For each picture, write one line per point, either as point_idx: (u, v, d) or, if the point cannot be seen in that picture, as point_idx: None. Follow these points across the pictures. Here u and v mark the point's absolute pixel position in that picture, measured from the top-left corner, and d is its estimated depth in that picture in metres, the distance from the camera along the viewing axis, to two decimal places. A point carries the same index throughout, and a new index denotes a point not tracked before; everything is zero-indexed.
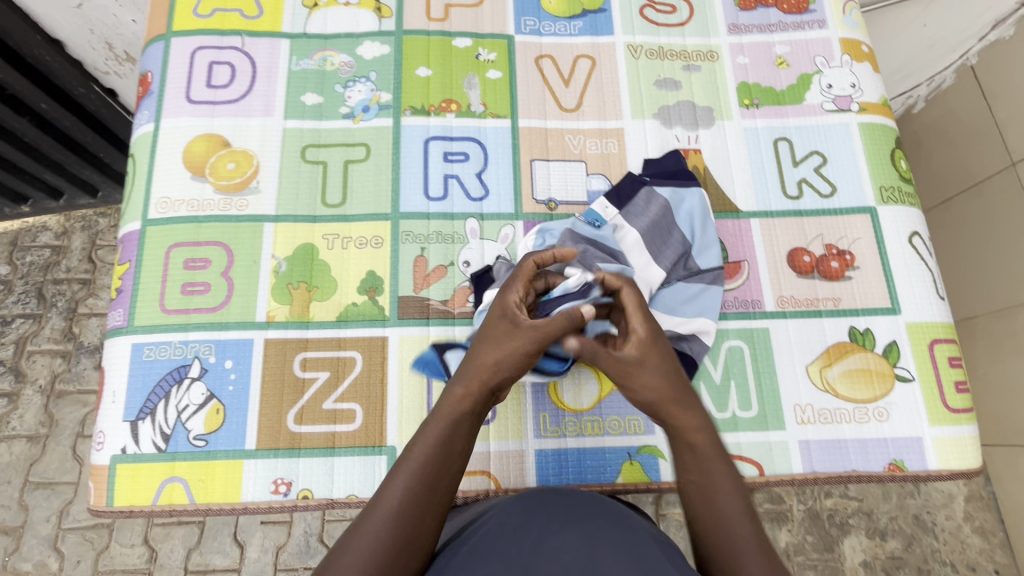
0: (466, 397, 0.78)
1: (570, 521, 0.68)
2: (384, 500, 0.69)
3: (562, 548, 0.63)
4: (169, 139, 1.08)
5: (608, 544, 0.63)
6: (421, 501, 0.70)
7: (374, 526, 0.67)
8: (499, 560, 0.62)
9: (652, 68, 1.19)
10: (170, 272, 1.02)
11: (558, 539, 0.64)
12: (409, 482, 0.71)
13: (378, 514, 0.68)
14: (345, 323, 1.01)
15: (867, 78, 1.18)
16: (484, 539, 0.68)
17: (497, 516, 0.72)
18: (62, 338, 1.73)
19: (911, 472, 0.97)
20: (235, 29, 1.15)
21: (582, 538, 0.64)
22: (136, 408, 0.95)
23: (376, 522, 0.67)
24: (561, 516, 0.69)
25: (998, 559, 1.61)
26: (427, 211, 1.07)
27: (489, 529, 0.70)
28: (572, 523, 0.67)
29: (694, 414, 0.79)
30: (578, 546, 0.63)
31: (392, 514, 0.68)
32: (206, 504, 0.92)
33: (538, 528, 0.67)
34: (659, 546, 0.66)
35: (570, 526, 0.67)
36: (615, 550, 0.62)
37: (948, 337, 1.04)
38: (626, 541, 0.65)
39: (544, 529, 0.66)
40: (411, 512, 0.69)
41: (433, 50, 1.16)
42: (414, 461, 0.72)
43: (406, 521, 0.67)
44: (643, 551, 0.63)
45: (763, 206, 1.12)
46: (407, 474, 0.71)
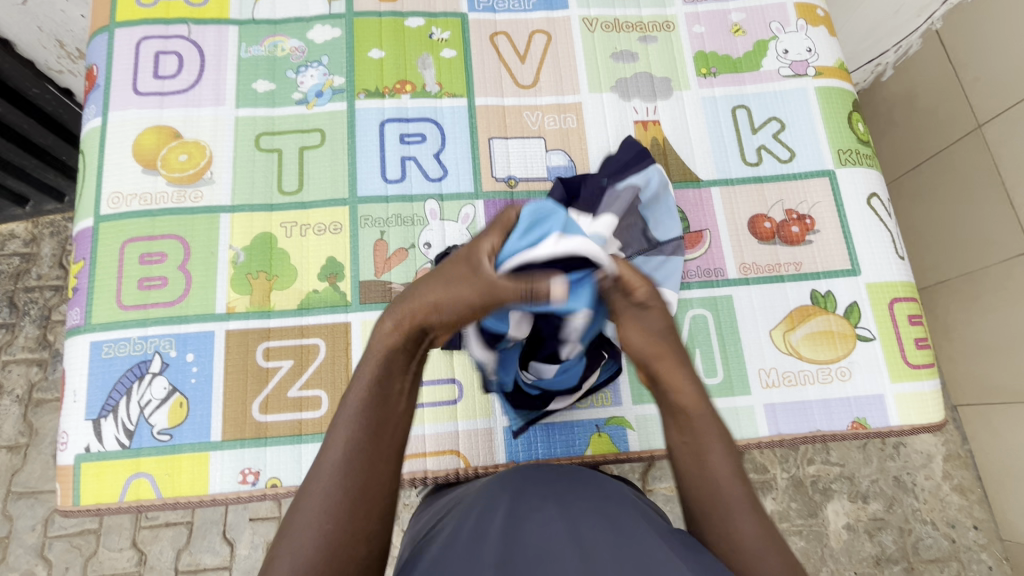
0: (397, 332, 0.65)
1: (550, 494, 0.66)
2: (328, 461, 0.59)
3: (542, 524, 0.61)
4: (118, 133, 1.06)
5: (587, 517, 0.62)
6: (374, 450, 0.61)
7: (321, 491, 0.58)
8: (476, 542, 0.60)
9: (608, 41, 1.18)
10: (126, 268, 1.00)
11: (538, 515, 0.62)
12: (350, 433, 0.61)
13: (323, 477, 0.59)
14: (307, 311, 1.00)
15: (824, 42, 1.18)
16: (464, 517, 0.66)
17: (479, 495, 0.71)
18: (36, 346, 1.71)
19: (874, 429, 0.99)
20: (180, 17, 1.12)
21: (563, 512, 0.62)
22: (98, 406, 0.94)
23: (323, 487, 0.58)
24: (540, 491, 0.67)
25: (976, 514, 1.65)
26: (386, 194, 1.06)
27: (469, 509, 0.68)
28: (550, 496, 0.66)
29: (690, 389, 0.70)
30: (557, 520, 0.61)
31: (339, 477, 0.58)
32: (175, 498, 0.92)
33: (516, 505, 0.65)
34: (635, 512, 0.65)
35: (547, 501, 0.65)
36: (596, 524, 0.61)
37: (908, 295, 1.05)
38: (607, 512, 0.63)
39: (521, 505, 0.64)
40: (359, 466, 0.59)
41: (386, 31, 1.15)
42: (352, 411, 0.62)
43: (354, 478, 0.59)
44: (625, 521, 0.62)
45: (723, 174, 1.12)
46: (345, 430, 0.61)
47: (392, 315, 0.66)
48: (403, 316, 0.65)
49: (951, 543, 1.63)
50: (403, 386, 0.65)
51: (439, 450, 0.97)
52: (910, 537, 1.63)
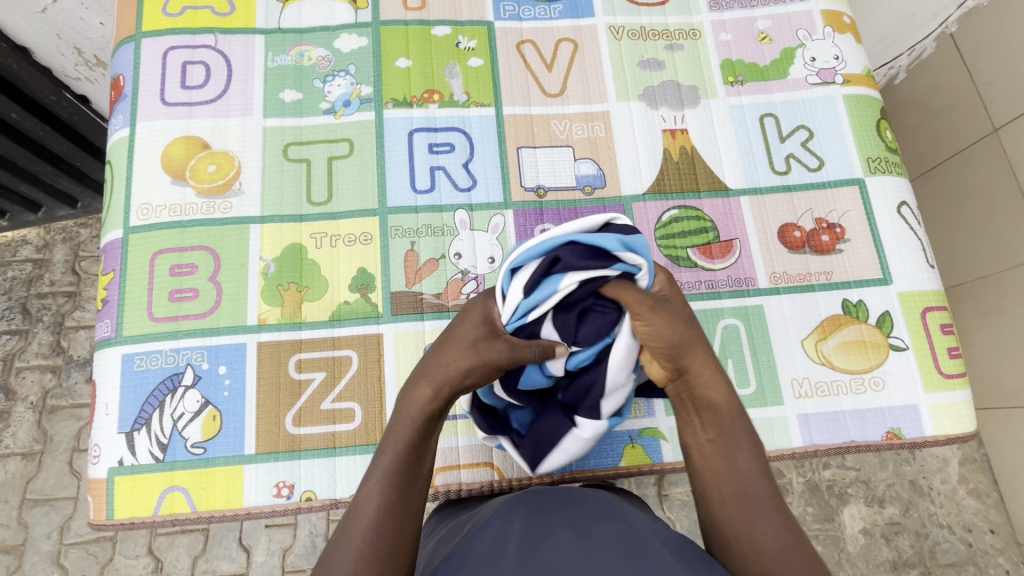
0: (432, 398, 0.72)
1: (561, 518, 0.66)
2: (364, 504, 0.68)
3: (554, 549, 0.60)
4: (147, 144, 1.06)
5: (600, 541, 0.61)
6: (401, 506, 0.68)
7: (359, 533, 0.65)
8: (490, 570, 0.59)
9: (635, 49, 1.18)
10: (156, 280, 1.00)
11: (550, 542, 0.61)
12: (380, 479, 0.69)
13: (357, 521, 0.66)
14: (339, 322, 0.99)
15: (850, 50, 1.18)
16: (476, 547, 0.65)
17: (491, 522, 0.70)
18: (51, 353, 1.70)
19: (908, 439, 0.99)
20: (207, 27, 1.12)
21: (574, 536, 0.62)
22: (131, 419, 0.94)
23: (359, 531, 0.65)
24: (552, 516, 0.66)
25: (993, 518, 1.65)
26: (415, 204, 1.06)
27: (482, 539, 0.67)
28: (563, 522, 0.65)
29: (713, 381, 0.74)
30: (571, 546, 0.60)
31: (373, 522, 0.66)
32: (209, 511, 0.91)
33: (528, 533, 0.64)
34: (651, 535, 0.65)
35: (558, 525, 0.64)
36: (610, 548, 0.60)
37: (940, 304, 1.05)
38: (621, 536, 0.63)
39: (533, 533, 0.63)
40: (391, 509, 0.67)
41: (413, 40, 1.14)
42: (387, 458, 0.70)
43: (388, 522, 0.67)
44: (639, 546, 0.61)
45: (752, 183, 1.11)
46: (376, 487, 0.68)
47: (418, 378, 0.73)
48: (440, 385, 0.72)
49: (968, 547, 1.63)
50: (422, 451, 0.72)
51: (473, 462, 0.96)
52: (927, 541, 1.63)
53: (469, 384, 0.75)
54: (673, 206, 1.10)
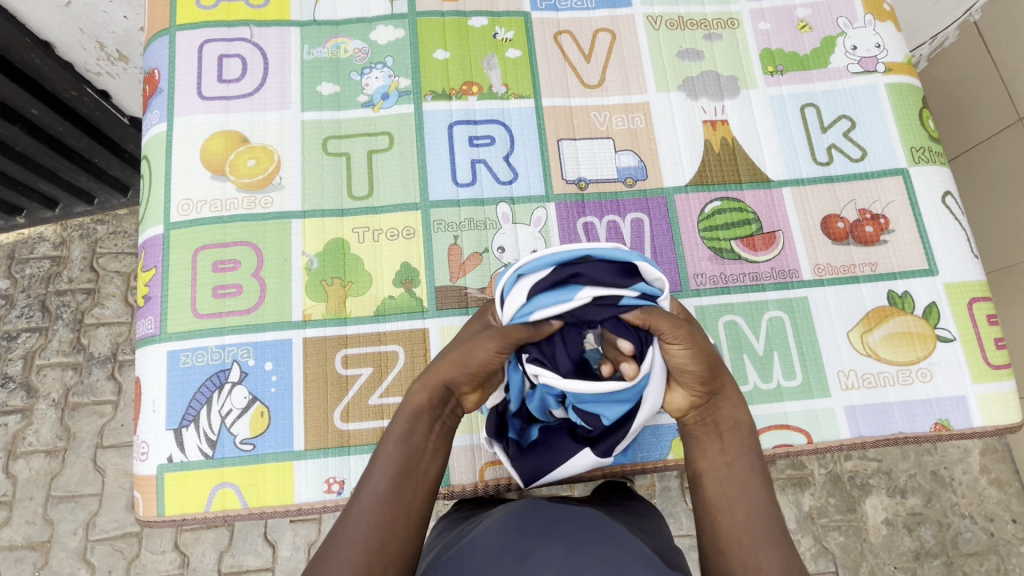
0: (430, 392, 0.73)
1: (555, 533, 0.68)
2: (363, 496, 0.69)
3: (543, 562, 0.63)
4: (185, 139, 1.05)
5: (590, 557, 0.63)
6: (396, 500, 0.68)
7: (354, 535, 0.65)
8: None
9: (673, 39, 1.17)
10: (199, 276, 0.99)
11: (541, 554, 0.64)
12: (381, 483, 0.69)
13: (355, 525, 0.66)
14: (384, 317, 0.99)
15: (892, 38, 1.16)
16: (471, 555, 0.68)
17: (491, 530, 0.73)
18: (71, 350, 1.70)
19: (956, 431, 0.98)
20: (242, 19, 1.11)
21: (565, 550, 0.64)
22: (178, 415, 0.93)
23: (356, 533, 0.65)
24: (547, 530, 0.69)
25: (1015, 508, 1.65)
26: (457, 197, 1.05)
27: (480, 545, 0.70)
28: (556, 536, 0.67)
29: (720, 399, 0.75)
30: (559, 558, 0.63)
31: (369, 525, 0.66)
32: (261, 507, 0.91)
33: (522, 545, 0.67)
34: (643, 561, 0.66)
35: (552, 539, 0.67)
36: (597, 563, 0.62)
37: (985, 295, 1.04)
38: (611, 555, 0.64)
39: (527, 544, 0.66)
40: (387, 513, 0.67)
41: (449, 31, 1.13)
42: (387, 461, 0.70)
43: (384, 525, 0.67)
44: (628, 566, 0.63)
45: (794, 174, 1.10)
46: (375, 480, 0.69)
47: (420, 377, 0.73)
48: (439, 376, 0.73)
49: (989, 536, 1.63)
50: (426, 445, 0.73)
51: None
52: (950, 531, 1.63)
53: (471, 392, 0.75)
54: (715, 198, 1.09)
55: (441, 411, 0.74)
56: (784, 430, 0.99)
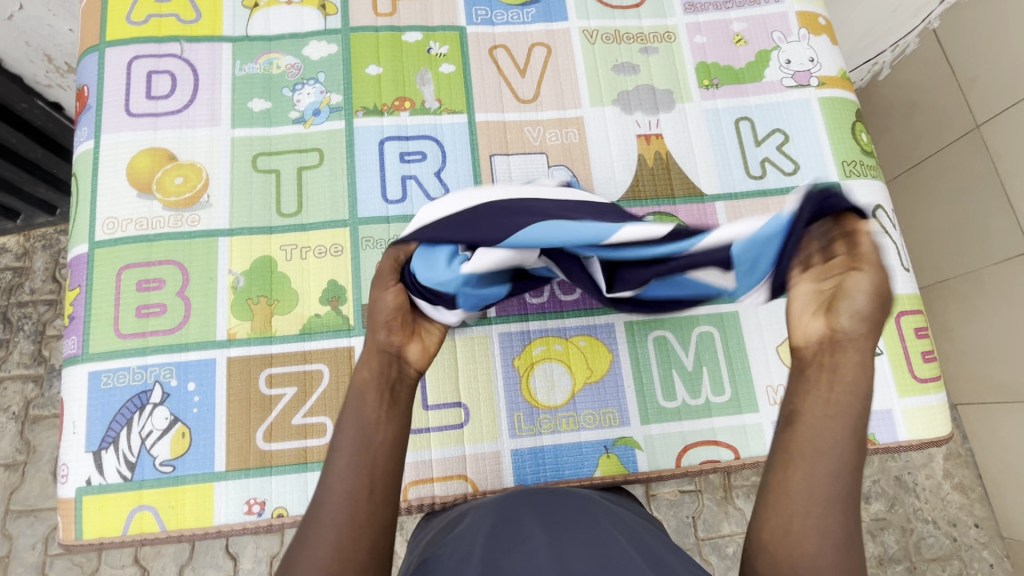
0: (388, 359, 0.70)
1: (538, 520, 0.66)
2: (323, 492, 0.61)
3: (530, 552, 0.59)
4: (112, 156, 1.04)
5: (575, 545, 0.61)
6: (359, 484, 0.61)
7: (320, 525, 0.59)
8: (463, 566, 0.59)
9: (609, 52, 1.17)
10: (122, 295, 0.98)
11: (528, 544, 0.61)
12: (339, 461, 0.63)
13: (324, 511, 0.60)
14: (309, 336, 0.99)
15: (825, 52, 1.17)
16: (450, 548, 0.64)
17: (472, 524, 0.69)
18: (32, 362, 1.65)
19: (882, 444, 0.99)
20: (173, 35, 1.10)
21: (552, 540, 0.61)
22: (98, 437, 0.92)
23: (323, 523, 0.59)
24: (532, 520, 0.66)
25: (977, 513, 1.65)
26: (386, 214, 1.04)
27: (462, 537, 0.66)
28: (541, 525, 0.65)
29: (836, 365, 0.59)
30: (545, 549, 0.60)
31: (335, 510, 0.60)
32: (179, 530, 0.90)
33: (507, 536, 0.63)
34: (630, 541, 0.64)
35: (536, 529, 0.64)
36: (584, 550, 0.60)
37: (914, 308, 1.05)
38: (600, 538, 0.62)
39: (510, 537, 0.63)
40: (352, 488, 0.61)
41: (383, 46, 1.12)
42: (344, 440, 0.64)
43: (350, 502, 0.60)
44: (616, 546, 0.61)
45: (727, 188, 1.11)
46: (333, 478, 0.62)
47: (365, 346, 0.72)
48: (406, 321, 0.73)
49: (952, 541, 1.63)
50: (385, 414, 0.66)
51: (446, 475, 0.95)
52: (912, 536, 1.63)
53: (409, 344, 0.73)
54: (648, 212, 1.09)
55: (397, 378, 0.70)
56: (713, 445, 0.99)
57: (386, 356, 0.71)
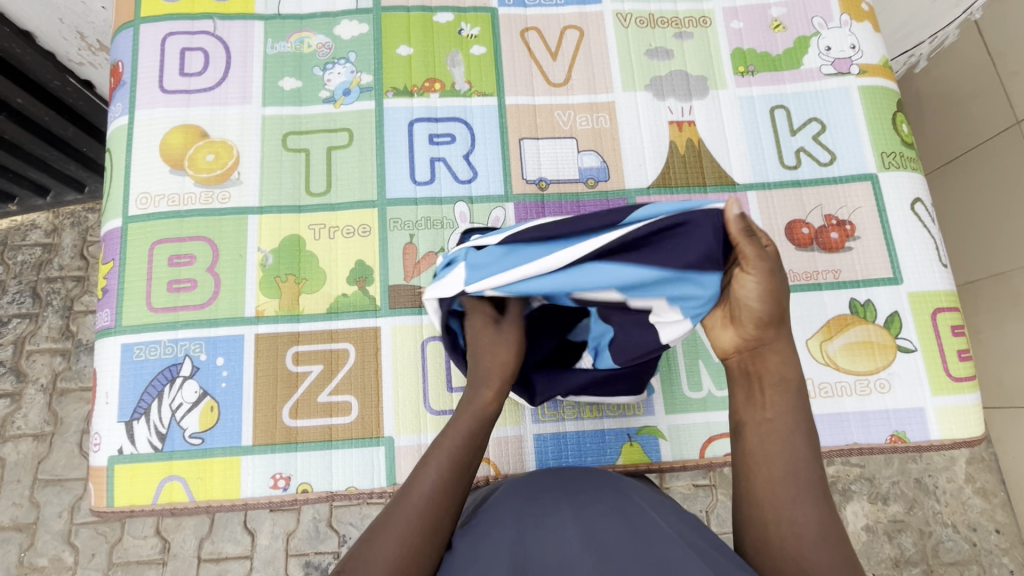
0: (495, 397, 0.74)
1: (566, 497, 0.66)
2: (417, 482, 0.65)
3: (560, 530, 0.60)
4: (145, 132, 1.05)
5: (603, 521, 0.61)
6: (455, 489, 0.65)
7: (407, 507, 0.62)
8: (492, 546, 0.59)
9: (642, 37, 1.15)
10: (154, 270, 1.00)
11: (555, 520, 0.62)
12: (441, 459, 0.67)
13: (412, 493, 0.63)
14: (336, 315, 0.99)
15: (868, 39, 1.13)
16: (476, 526, 0.65)
17: (496, 497, 0.70)
18: (60, 336, 1.69)
19: (913, 443, 0.97)
20: (206, 12, 1.10)
21: (579, 516, 0.62)
22: (130, 408, 0.94)
23: (408, 507, 0.62)
24: (556, 495, 0.67)
25: (1000, 518, 1.61)
26: (415, 195, 1.04)
27: (488, 511, 0.67)
28: (567, 501, 0.65)
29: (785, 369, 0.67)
30: (574, 527, 0.60)
31: (426, 500, 0.63)
32: (207, 501, 0.92)
33: (533, 511, 0.64)
34: (656, 513, 0.64)
35: (562, 505, 0.64)
36: (612, 526, 0.60)
37: (951, 305, 1.02)
38: (626, 512, 0.63)
39: (538, 512, 0.63)
40: (445, 488, 0.64)
41: (414, 27, 1.12)
42: (450, 446, 0.68)
43: (442, 502, 0.63)
44: (645, 522, 0.61)
45: (760, 177, 1.08)
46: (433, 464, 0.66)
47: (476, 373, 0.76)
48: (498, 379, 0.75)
49: (972, 546, 1.60)
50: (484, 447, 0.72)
51: None
52: (931, 539, 1.60)
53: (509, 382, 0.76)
54: (677, 200, 1.07)
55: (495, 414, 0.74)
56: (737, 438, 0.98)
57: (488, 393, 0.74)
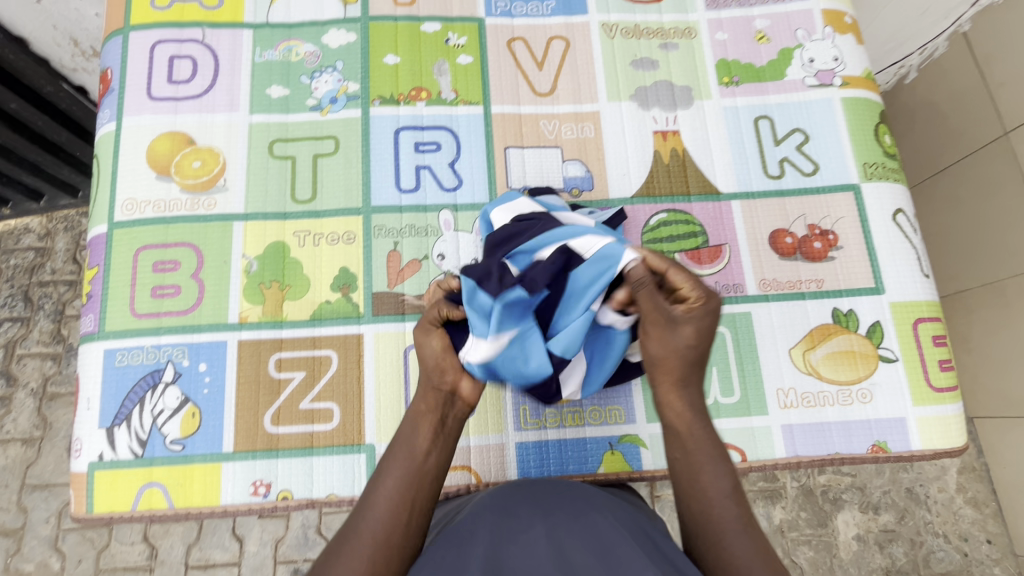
0: (429, 405, 0.76)
1: (538, 510, 0.65)
2: (369, 505, 0.68)
3: (531, 547, 0.59)
4: (132, 139, 1.05)
5: (574, 539, 0.60)
6: (404, 503, 0.68)
7: (363, 531, 0.66)
8: (464, 565, 0.58)
9: (628, 48, 1.16)
10: (139, 276, 1.00)
11: (526, 536, 0.60)
12: (387, 483, 0.69)
13: (362, 529, 0.66)
14: (320, 322, 0.99)
15: (850, 51, 1.14)
16: (450, 542, 0.63)
17: (470, 509, 0.69)
18: (51, 340, 1.69)
19: (894, 453, 0.97)
20: (195, 21, 1.11)
21: (552, 533, 0.61)
22: (111, 414, 0.94)
23: (364, 527, 0.66)
24: (530, 508, 0.65)
25: (990, 529, 1.61)
26: (399, 203, 1.05)
27: (461, 526, 0.66)
28: (539, 514, 0.64)
29: (681, 398, 0.77)
30: (545, 543, 0.59)
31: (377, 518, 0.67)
32: (187, 508, 0.92)
33: (506, 525, 0.63)
34: (629, 531, 0.64)
35: (534, 519, 0.63)
36: (585, 546, 0.59)
37: (933, 315, 1.02)
38: (598, 529, 0.62)
39: (510, 526, 0.62)
40: (393, 509, 0.67)
41: (402, 36, 1.13)
42: (393, 458, 0.72)
43: (393, 525, 0.66)
44: (617, 540, 0.60)
45: (744, 187, 1.09)
46: (381, 486, 0.69)
47: (423, 388, 0.77)
48: (431, 392, 0.77)
49: (963, 556, 1.59)
50: (430, 450, 0.73)
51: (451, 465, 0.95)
52: (922, 549, 1.59)
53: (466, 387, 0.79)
54: (662, 209, 1.08)
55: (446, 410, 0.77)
56: None
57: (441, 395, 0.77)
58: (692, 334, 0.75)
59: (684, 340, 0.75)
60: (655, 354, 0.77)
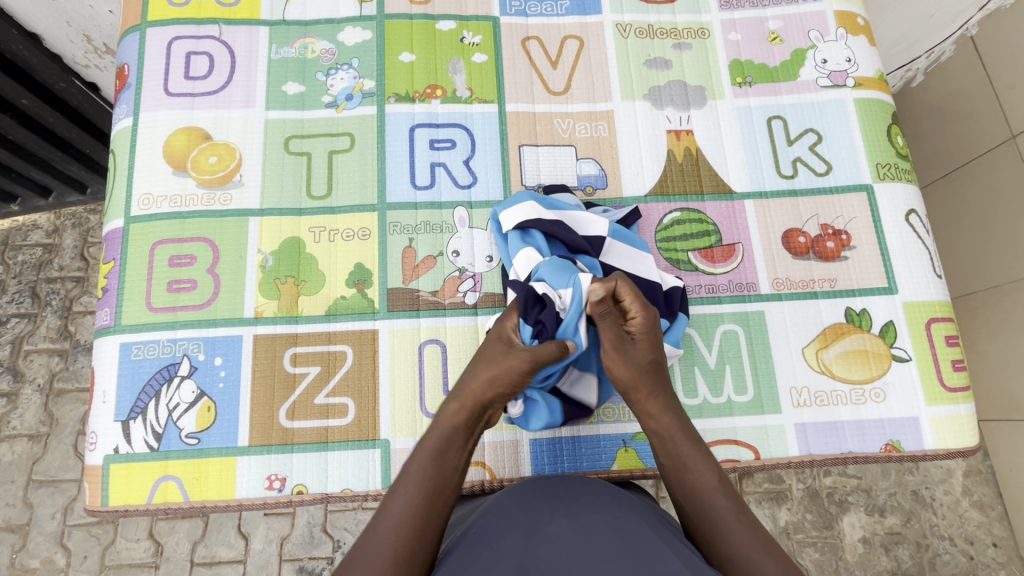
0: (460, 411, 0.76)
1: (560, 505, 0.65)
2: (391, 507, 0.68)
3: (556, 540, 0.59)
4: (149, 134, 1.06)
5: (598, 533, 0.61)
6: (426, 508, 0.68)
7: (384, 532, 0.66)
8: (491, 561, 0.58)
9: (642, 47, 1.16)
10: (155, 270, 1.00)
11: (551, 529, 0.61)
12: (402, 489, 0.70)
13: (376, 535, 0.65)
14: (335, 317, 1.00)
15: (863, 52, 1.15)
16: (474, 538, 0.64)
17: (492, 506, 0.70)
18: (58, 336, 1.69)
19: (907, 452, 0.97)
20: (212, 17, 1.12)
21: (576, 526, 0.61)
22: (127, 407, 0.94)
23: (386, 528, 0.66)
24: (552, 504, 0.66)
25: (996, 532, 1.61)
26: (414, 200, 1.05)
27: (484, 523, 0.66)
28: (562, 509, 0.64)
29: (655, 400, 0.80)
30: (570, 537, 0.60)
31: (399, 521, 0.67)
32: (202, 501, 0.92)
33: (530, 520, 0.63)
34: (651, 525, 0.64)
35: (558, 514, 0.64)
36: (609, 539, 0.60)
37: (946, 315, 1.03)
38: (621, 524, 0.62)
39: (533, 521, 0.63)
40: (410, 515, 0.67)
41: (417, 34, 1.13)
42: (416, 464, 0.72)
43: (412, 529, 0.66)
44: (641, 535, 0.61)
45: (758, 187, 1.09)
46: (404, 491, 0.70)
47: (457, 397, 0.77)
48: (465, 400, 0.77)
49: (969, 559, 1.59)
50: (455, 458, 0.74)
51: None
52: (928, 552, 1.59)
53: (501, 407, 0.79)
54: (675, 208, 1.08)
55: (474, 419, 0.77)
56: (733, 446, 0.98)
57: (476, 411, 0.77)
58: (646, 347, 0.82)
59: (643, 356, 0.81)
60: (627, 377, 0.80)
